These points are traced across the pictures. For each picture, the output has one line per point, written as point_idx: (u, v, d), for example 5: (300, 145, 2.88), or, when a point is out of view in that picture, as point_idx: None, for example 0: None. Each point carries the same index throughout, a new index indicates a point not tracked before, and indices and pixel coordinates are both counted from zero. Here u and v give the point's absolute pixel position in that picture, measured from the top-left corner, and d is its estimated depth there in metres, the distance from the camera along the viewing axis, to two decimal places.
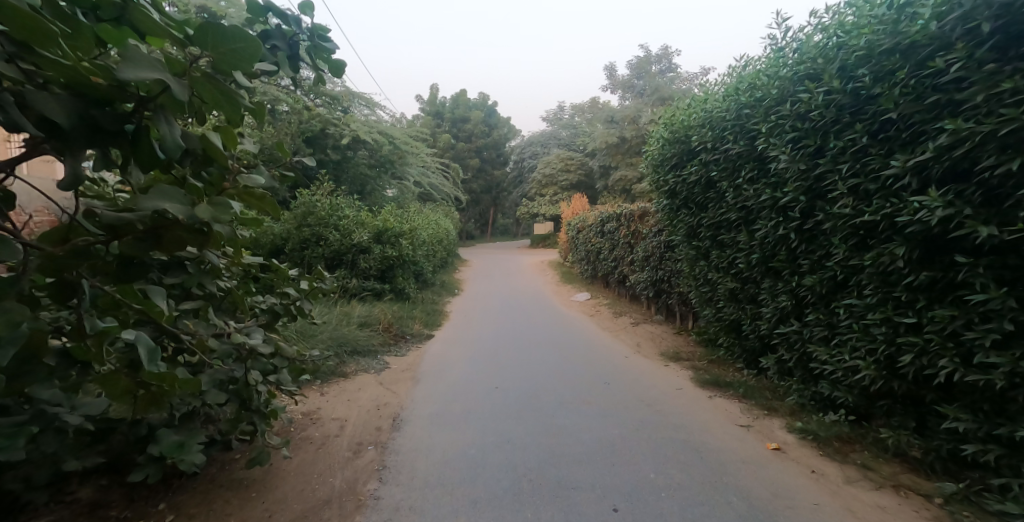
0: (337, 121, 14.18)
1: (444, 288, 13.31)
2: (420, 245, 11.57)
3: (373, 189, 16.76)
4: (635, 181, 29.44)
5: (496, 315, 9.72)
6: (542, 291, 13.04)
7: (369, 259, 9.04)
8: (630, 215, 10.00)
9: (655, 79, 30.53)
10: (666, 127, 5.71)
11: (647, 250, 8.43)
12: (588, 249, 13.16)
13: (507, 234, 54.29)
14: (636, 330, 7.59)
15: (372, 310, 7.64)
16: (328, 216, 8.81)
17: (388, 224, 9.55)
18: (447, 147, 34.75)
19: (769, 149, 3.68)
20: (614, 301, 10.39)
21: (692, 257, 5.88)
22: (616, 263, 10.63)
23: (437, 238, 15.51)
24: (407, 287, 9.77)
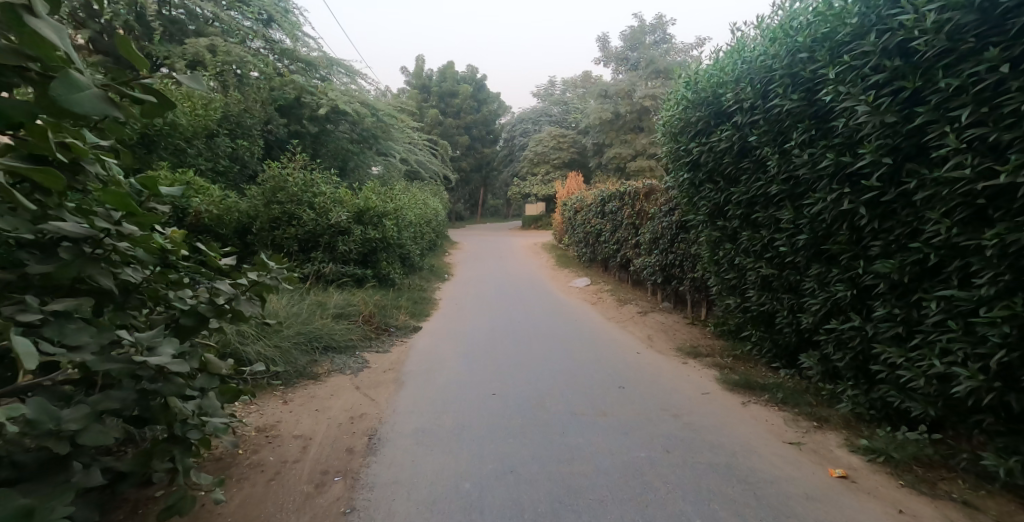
0: (314, 91, 13.31)
1: (431, 272, 12.55)
2: (406, 226, 10.81)
3: (356, 165, 15.84)
4: (629, 158, 28.66)
5: (491, 303, 9.02)
6: (538, 275, 12.32)
7: (347, 241, 8.23)
8: (634, 194, 9.24)
9: (650, 51, 29.55)
10: (688, 87, 4.94)
11: (656, 232, 7.71)
12: (586, 231, 12.41)
13: (498, 215, 53.32)
14: (644, 321, 6.92)
15: (350, 299, 6.86)
16: (301, 193, 8.02)
17: (369, 203, 8.73)
18: (435, 123, 33.66)
19: (842, 99, 2.94)
20: (616, 286, 9.72)
21: (714, 240, 5.15)
22: (618, 246, 9.92)
23: (424, 218, 14.70)
24: (391, 272, 9.00)
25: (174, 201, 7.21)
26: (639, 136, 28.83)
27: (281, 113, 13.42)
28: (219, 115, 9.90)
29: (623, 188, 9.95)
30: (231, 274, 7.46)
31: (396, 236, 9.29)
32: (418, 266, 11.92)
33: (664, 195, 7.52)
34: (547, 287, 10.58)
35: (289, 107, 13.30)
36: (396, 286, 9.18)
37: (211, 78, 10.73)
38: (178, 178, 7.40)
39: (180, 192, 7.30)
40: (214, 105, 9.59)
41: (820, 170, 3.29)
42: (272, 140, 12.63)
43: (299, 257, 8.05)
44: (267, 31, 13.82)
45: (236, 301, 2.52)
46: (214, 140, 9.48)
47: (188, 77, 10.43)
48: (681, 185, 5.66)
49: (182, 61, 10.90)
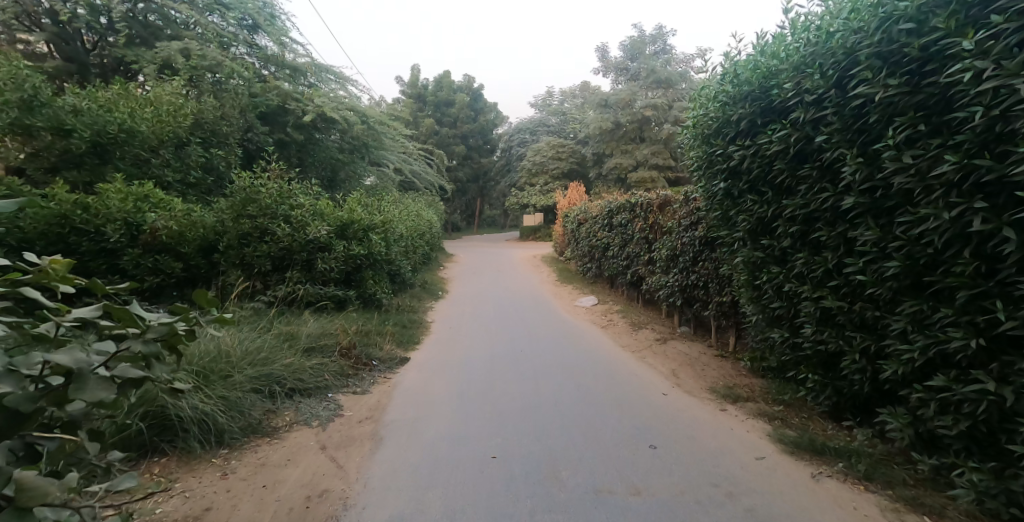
0: (300, 97, 12.57)
1: (424, 289, 11.69)
2: (396, 241, 9.99)
3: (345, 175, 15.04)
4: (630, 169, 28.19)
5: (490, 326, 8.14)
6: (541, 292, 11.47)
7: (326, 260, 7.39)
8: (649, 205, 8.46)
9: (651, 60, 29.13)
10: (727, 79, 4.17)
11: (677, 248, 6.92)
12: (591, 245, 11.62)
13: (494, 225, 52.63)
14: (665, 351, 6.07)
15: (325, 326, 6.01)
16: (275, 205, 7.20)
17: (352, 216, 7.92)
18: (430, 134, 33.07)
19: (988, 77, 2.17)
20: (626, 307, 8.89)
21: (753, 263, 4.35)
22: (629, 262, 9.14)
23: (417, 230, 13.89)
24: (377, 292, 8.15)
25: (125, 215, 6.40)
26: (640, 146, 28.35)
27: (264, 120, 12.63)
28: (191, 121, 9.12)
29: (632, 198, 9.20)
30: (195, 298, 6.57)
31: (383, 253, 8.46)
32: (408, 284, 11.06)
33: (687, 208, 6.72)
34: (549, 307, 9.74)
35: (272, 114, 12.50)
36: (383, 307, 8.32)
37: (185, 82, 9.93)
38: (131, 190, 6.58)
39: (132, 205, 6.51)
40: (184, 110, 8.78)
41: (931, 178, 2.49)
42: (254, 149, 11.82)
43: (274, 277, 7.18)
44: (253, 37, 13.10)
45: (84, 380, 1.45)
46: (181, 149, 8.71)
47: (159, 81, 9.62)
48: (712, 197, 4.87)
49: (153, 65, 10.09)
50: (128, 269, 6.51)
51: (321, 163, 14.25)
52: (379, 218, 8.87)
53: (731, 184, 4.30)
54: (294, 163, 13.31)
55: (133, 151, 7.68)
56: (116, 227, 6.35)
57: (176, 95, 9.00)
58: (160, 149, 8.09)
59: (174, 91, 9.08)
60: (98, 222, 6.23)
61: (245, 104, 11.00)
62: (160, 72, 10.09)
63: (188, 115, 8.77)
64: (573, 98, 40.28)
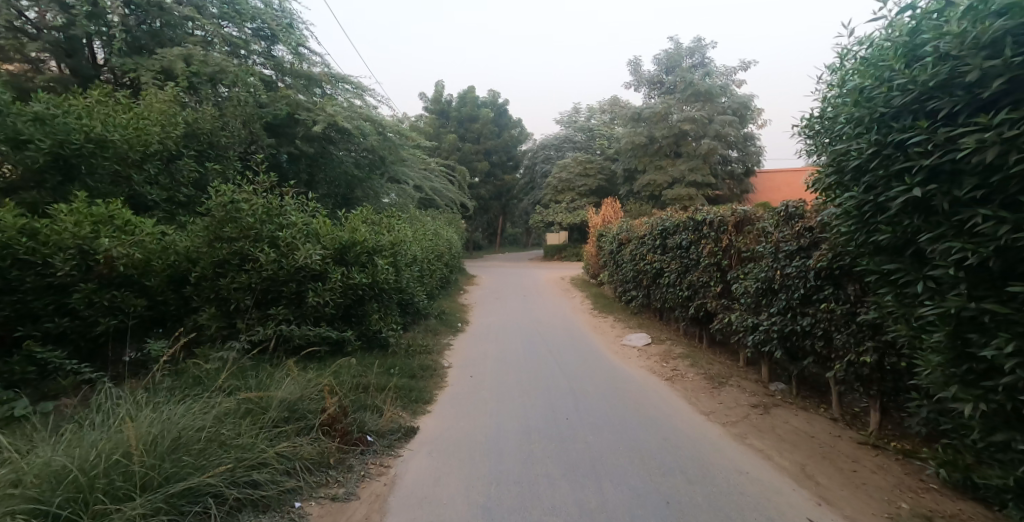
0: (312, 107, 11.31)
1: (441, 322, 10.16)
2: (408, 265, 8.56)
3: (360, 192, 13.79)
4: (665, 186, 26.89)
5: (523, 374, 6.51)
6: (578, 326, 9.84)
7: (320, 290, 5.91)
8: (725, 225, 6.85)
9: (687, 73, 27.79)
10: (943, 21, 2.61)
11: (779, 280, 5.29)
12: (636, 270, 10.01)
13: (514, 241, 51.33)
14: (774, 433, 4.37)
15: (307, 384, 4.50)
16: (258, 224, 5.71)
17: (356, 237, 6.49)
18: (454, 149, 31.93)
19: None
20: (689, 351, 7.19)
21: (978, 321, 2.74)
22: (694, 294, 7.52)
23: (435, 252, 12.45)
24: (381, 329, 6.69)
25: (78, 242, 4.62)
26: (675, 162, 27.01)
27: (272, 131, 11.39)
28: (192, 126, 7.77)
29: (696, 215, 7.61)
30: (148, 343, 5.08)
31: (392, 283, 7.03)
32: (423, 316, 9.56)
33: (795, 229, 5.10)
34: (590, 347, 8.08)
35: (282, 127, 11.23)
36: (391, 348, 6.85)
37: (180, 87, 8.67)
38: (90, 210, 4.89)
39: (90, 227, 4.75)
40: (177, 117, 7.28)
41: None
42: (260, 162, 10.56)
43: (254, 314, 5.67)
44: (270, 47, 11.92)
45: None
46: (172, 161, 7.20)
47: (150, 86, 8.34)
48: (877, 215, 3.28)
49: (146, 69, 8.86)
50: (80, 310, 4.70)
51: (333, 180, 13.04)
52: (388, 239, 7.43)
53: (936, 192, 2.71)
54: (305, 178, 12.05)
55: (106, 164, 6.07)
56: (66, 257, 4.55)
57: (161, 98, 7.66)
58: (145, 161, 6.57)
59: (162, 93, 7.74)
60: (44, 251, 4.45)
61: (253, 115, 9.67)
62: (154, 76, 8.83)
63: (179, 123, 7.22)
64: (599, 113, 39.08)
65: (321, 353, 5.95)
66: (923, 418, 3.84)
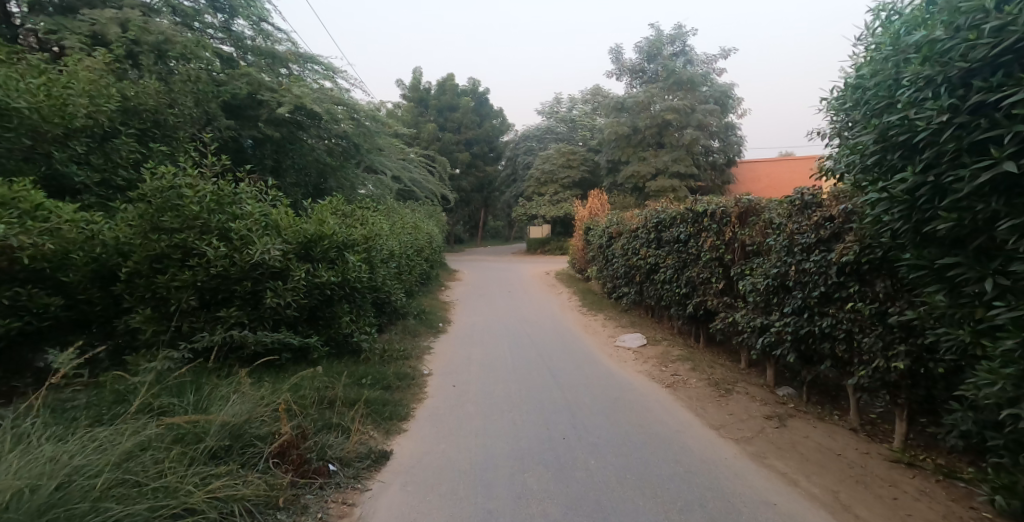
0: (276, 87, 10.53)
1: (420, 321, 9.51)
2: (384, 261, 7.90)
3: (332, 181, 13.00)
4: (648, 178, 26.51)
5: (510, 384, 5.92)
6: (567, 327, 9.28)
7: (284, 290, 5.23)
8: (729, 216, 6.35)
9: (670, 62, 27.39)
10: None
11: (795, 277, 4.79)
12: (628, 265, 9.50)
13: (496, 234, 50.65)
14: (796, 452, 3.85)
15: (260, 404, 3.82)
16: (206, 215, 4.98)
17: (325, 229, 5.82)
18: (433, 139, 31.07)
19: None
20: (689, 355, 6.69)
21: None
22: (694, 292, 7.04)
23: (414, 246, 11.76)
24: (354, 332, 6.09)
25: None
26: (658, 153, 26.63)
27: (231, 113, 10.56)
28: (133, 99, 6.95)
29: (695, 206, 7.11)
30: (48, 354, 4.26)
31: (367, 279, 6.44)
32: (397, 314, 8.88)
33: (811, 219, 4.60)
34: (582, 350, 7.54)
35: (242, 108, 10.38)
36: (364, 354, 6.25)
37: (116, 57, 7.77)
38: None
39: None
40: (109, 88, 6.44)
41: None
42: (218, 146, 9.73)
43: (201, 317, 4.95)
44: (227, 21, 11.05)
45: None
46: (107, 139, 6.37)
47: (81, 54, 7.42)
48: (933, 200, 2.75)
49: (74, 34, 7.89)
50: None
51: (300, 162, 12.18)
52: (361, 232, 6.76)
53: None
54: (270, 165, 11.22)
55: (11, 137, 5.20)
56: None
57: (95, 68, 6.77)
58: (68, 138, 5.75)
59: (91, 61, 6.85)
60: None
61: (202, 90, 8.87)
62: (83, 44, 7.88)
63: (113, 96, 6.38)
64: (582, 104, 38.55)
65: (283, 360, 5.32)
66: (963, 431, 3.34)
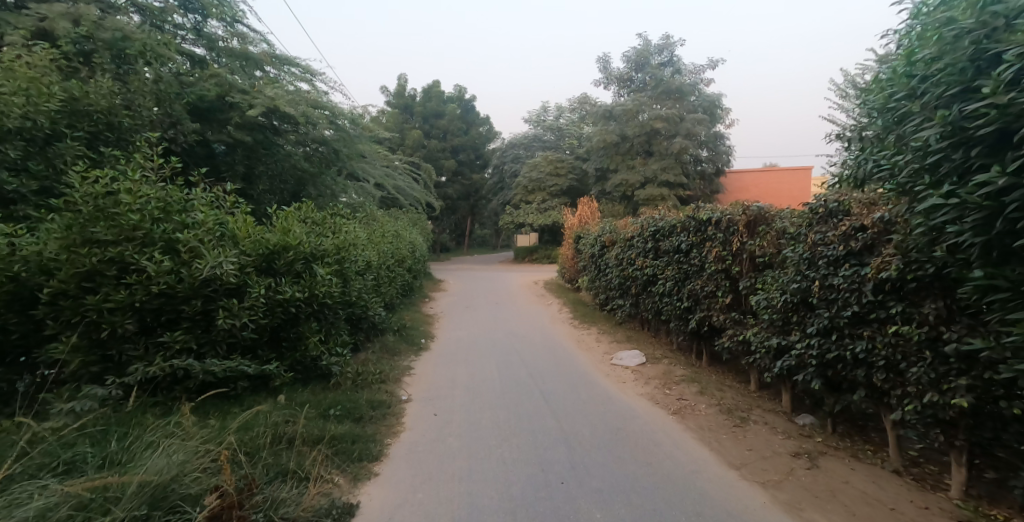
0: (248, 89, 9.92)
1: (400, 337, 8.87)
2: (358, 273, 7.27)
3: (311, 189, 12.36)
4: (637, 186, 26.16)
5: (500, 410, 5.32)
6: (559, 341, 8.71)
7: (240, 309, 4.59)
8: (735, 224, 5.84)
9: (657, 71, 27.23)
10: None
11: (819, 293, 4.29)
12: (622, 276, 9.01)
13: (484, 243, 50.03)
14: (839, 508, 3.32)
15: (196, 452, 3.10)
16: (148, 224, 4.26)
17: (290, 240, 5.23)
18: (418, 146, 30.44)
19: None
20: (694, 375, 6.16)
21: None
22: (695, 305, 6.52)
23: (395, 256, 11.12)
24: (319, 355, 5.51)
25: None
26: (647, 162, 26.37)
27: (199, 116, 9.84)
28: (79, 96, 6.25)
29: (697, 214, 6.61)
30: None
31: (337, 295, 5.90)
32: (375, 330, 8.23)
33: (838, 228, 4.10)
34: (576, 368, 6.96)
35: (211, 111, 9.70)
36: (334, 378, 5.71)
37: (67, 56, 7.09)
38: None
39: None
40: (50, 84, 5.69)
41: None
42: (183, 151, 9.04)
43: (143, 344, 4.27)
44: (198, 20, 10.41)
45: None
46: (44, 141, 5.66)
47: (22, 47, 6.71)
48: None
49: (16, 26, 7.19)
50: None
51: (273, 169, 11.47)
52: (331, 242, 6.20)
53: None
54: (240, 171, 10.55)
55: None
56: None
57: (36, 62, 6.07)
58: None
59: (31, 55, 6.15)
60: None
61: (164, 90, 8.18)
62: (27, 38, 7.17)
63: (54, 93, 5.63)
64: (568, 112, 38.39)
65: (236, 391, 4.66)
66: None
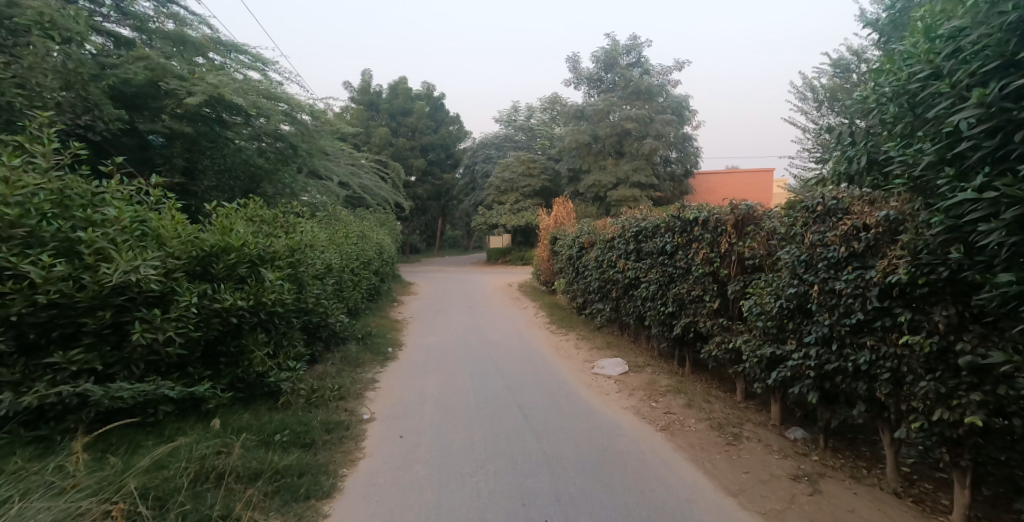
0: (185, 75, 9.51)
1: (364, 345, 8.29)
2: (316, 278, 6.69)
3: (266, 186, 12.09)
4: (609, 187, 26.02)
5: (474, 430, 4.82)
6: (536, 350, 8.25)
7: (167, 323, 4.04)
8: (724, 226, 5.50)
9: (627, 71, 27.14)
10: None
11: (817, 298, 3.87)
12: (603, 279, 8.70)
13: (456, 244, 49.41)
14: None
15: (67, 514, 2.70)
16: (38, 222, 3.56)
17: (234, 241, 4.80)
18: (385, 144, 29.70)
19: None
20: (679, 386, 5.79)
21: None
22: (681, 310, 6.19)
23: (361, 258, 10.52)
24: (265, 370, 5.00)
25: None
26: (618, 162, 26.24)
27: (128, 104, 9.53)
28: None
29: (681, 213, 6.30)
30: None
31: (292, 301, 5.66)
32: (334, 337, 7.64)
33: (840, 228, 3.69)
34: (555, 380, 6.52)
35: (139, 98, 9.33)
36: (283, 398, 5.16)
37: None
38: None
39: None
40: None
41: None
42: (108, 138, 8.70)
43: (34, 363, 3.55)
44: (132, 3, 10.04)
45: None
46: None
47: None
48: None
49: None
50: None
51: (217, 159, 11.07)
52: (287, 244, 5.71)
53: None
54: (180, 165, 10.29)
55: None
56: None
57: None
58: None
59: None
60: None
61: (75, 70, 7.45)
62: None
63: None
64: (541, 112, 38.11)
65: (151, 418, 4.12)
66: None
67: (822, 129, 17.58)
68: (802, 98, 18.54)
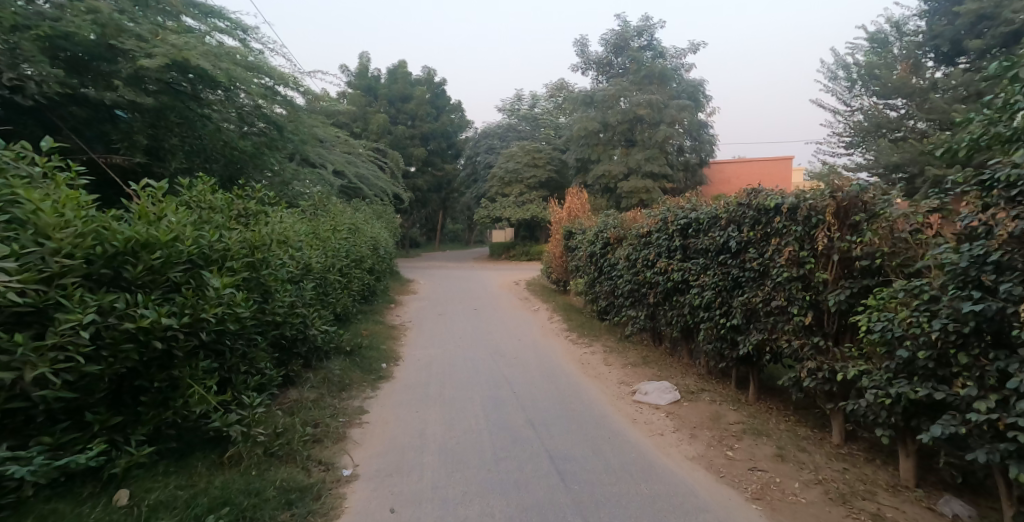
0: (144, 35, 8.44)
1: (352, 360, 6.96)
2: (289, 280, 5.37)
3: (247, 170, 11.24)
4: (620, 177, 24.62)
5: (493, 499, 3.47)
6: (559, 370, 6.94)
7: (41, 354, 2.65)
8: (817, 213, 4.10)
9: (638, 55, 25.70)
10: None
11: None
12: (638, 281, 7.37)
13: (457, 238, 48.05)
14: None
15: None
16: None
17: (158, 235, 3.42)
18: (383, 132, 28.31)
19: None
20: (755, 424, 4.48)
21: None
22: (749, 322, 4.87)
23: (352, 255, 9.18)
24: (208, 411, 3.65)
25: None
26: (630, 151, 24.86)
27: (76, 68, 8.36)
28: None
29: (748, 200, 4.99)
30: None
31: (251, 312, 4.37)
32: (310, 352, 6.30)
33: None
34: (590, 414, 5.22)
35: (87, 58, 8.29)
36: (231, 448, 3.79)
37: None
38: None
39: None
40: None
41: None
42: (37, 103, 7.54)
43: None
44: None
45: None
46: None
47: None
48: None
49: None
50: None
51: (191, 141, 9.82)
52: (245, 238, 4.41)
53: None
54: (141, 144, 9.01)
55: None
56: None
57: None
58: None
59: None
60: None
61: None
62: None
63: None
64: (545, 102, 36.69)
65: (13, 496, 2.63)
66: None
67: (854, 113, 16.15)
68: (832, 78, 16.98)
